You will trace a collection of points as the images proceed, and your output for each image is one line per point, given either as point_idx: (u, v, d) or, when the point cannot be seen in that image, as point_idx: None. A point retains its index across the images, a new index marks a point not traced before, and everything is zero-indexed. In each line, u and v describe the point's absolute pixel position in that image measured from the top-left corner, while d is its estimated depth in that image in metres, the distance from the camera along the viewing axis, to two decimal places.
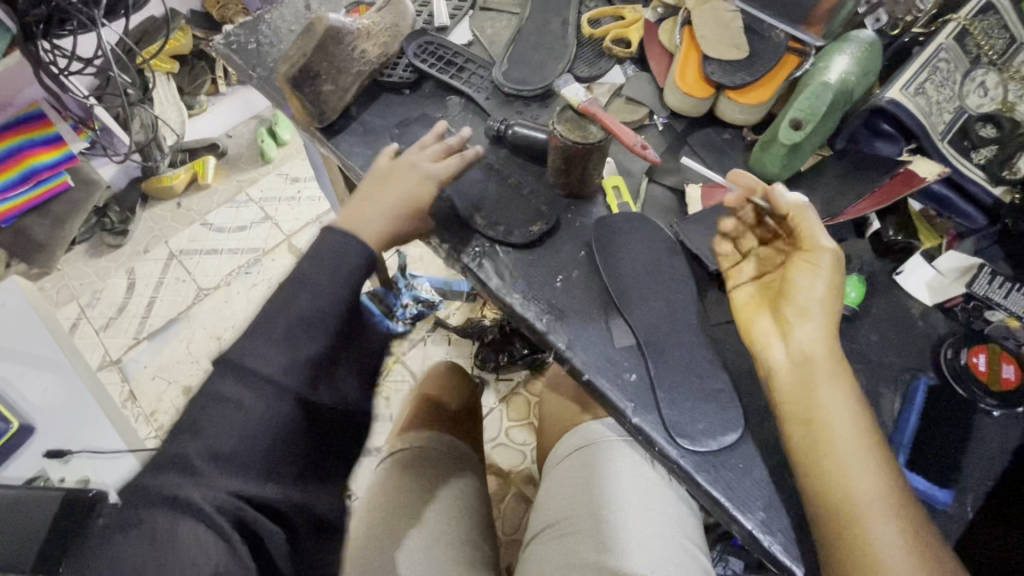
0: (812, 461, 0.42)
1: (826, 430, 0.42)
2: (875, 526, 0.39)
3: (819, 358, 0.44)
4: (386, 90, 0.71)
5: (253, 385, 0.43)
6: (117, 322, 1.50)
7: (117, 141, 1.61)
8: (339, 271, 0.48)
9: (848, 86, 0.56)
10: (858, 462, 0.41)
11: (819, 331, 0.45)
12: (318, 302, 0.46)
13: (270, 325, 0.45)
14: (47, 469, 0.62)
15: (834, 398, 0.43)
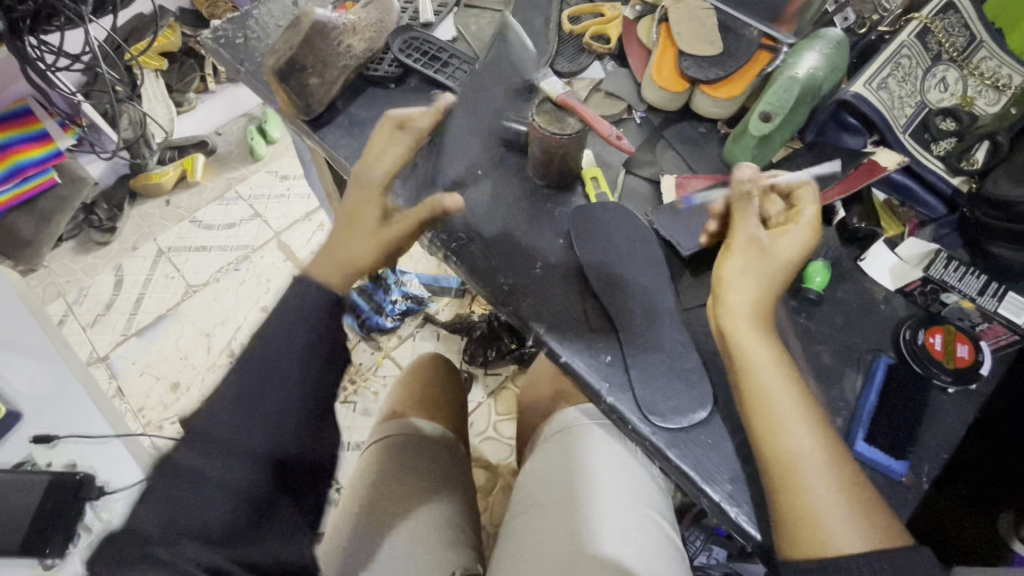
0: (754, 422, 0.45)
1: (762, 391, 0.45)
2: (812, 476, 0.42)
3: (752, 313, 0.47)
4: (372, 84, 0.73)
5: (226, 456, 0.46)
6: (105, 319, 1.50)
7: (104, 138, 1.60)
8: (306, 317, 0.48)
9: (815, 81, 0.58)
10: (787, 414, 0.44)
11: (751, 285, 0.48)
12: (287, 362, 0.47)
13: (239, 389, 0.47)
14: (33, 455, 0.60)
15: (762, 351, 0.46)
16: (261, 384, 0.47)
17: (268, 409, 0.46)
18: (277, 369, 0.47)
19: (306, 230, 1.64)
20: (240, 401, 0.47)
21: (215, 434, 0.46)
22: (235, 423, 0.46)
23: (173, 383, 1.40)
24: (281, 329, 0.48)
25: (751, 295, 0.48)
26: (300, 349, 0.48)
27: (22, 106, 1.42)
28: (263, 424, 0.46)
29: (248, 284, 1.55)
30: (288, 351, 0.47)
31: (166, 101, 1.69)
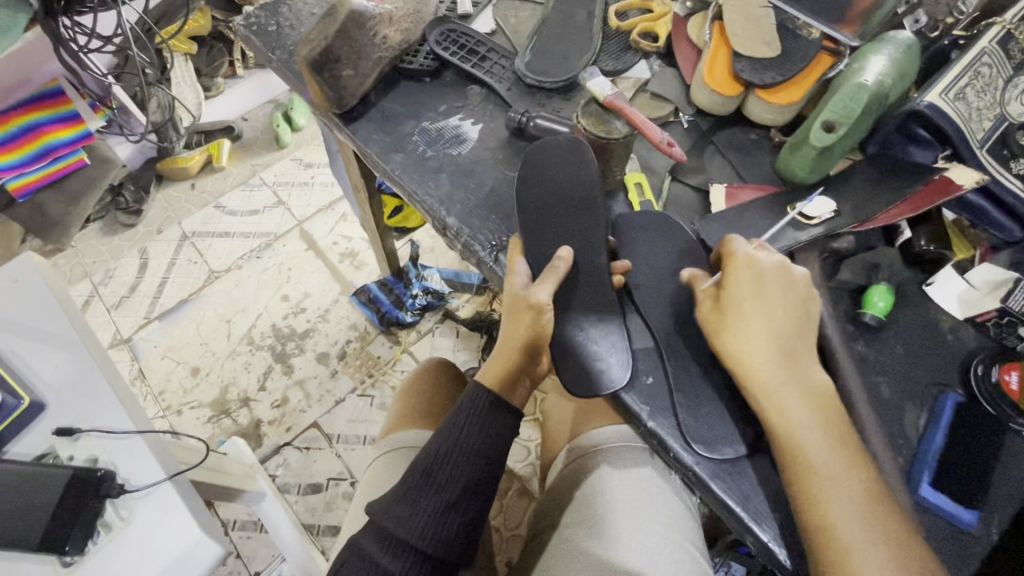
0: (797, 492, 0.41)
1: (804, 454, 0.41)
2: (860, 555, 0.38)
3: (768, 369, 0.43)
4: (406, 77, 0.70)
5: (392, 544, 0.47)
6: (129, 301, 1.51)
7: (133, 121, 1.61)
8: (481, 428, 0.51)
9: (884, 88, 0.54)
10: (834, 484, 0.40)
11: (756, 339, 0.44)
12: (462, 466, 0.50)
13: (421, 485, 0.49)
14: (57, 446, 0.57)
15: (795, 415, 0.42)
16: (442, 475, 0.50)
17: (447, 500, 0.49)
18: (459, 466, 0.50)
19: (329, 220, 1.62)
20: (423, 495, 0.49)
21: (395, 526, 0.48)
22: (398, 513, 0.48)
23: (193, 368, 1.40)
24: (455, 420, 0.52)
25: (760, 350, 0.44)
26: (480, 449, 0.51)
27: (53, 86, 1.43)
28: (444, 515, 0.48)
29: (269, 272, 1.54)
30: (469, 447, 0.50)
31: (194, 84, 1.71)
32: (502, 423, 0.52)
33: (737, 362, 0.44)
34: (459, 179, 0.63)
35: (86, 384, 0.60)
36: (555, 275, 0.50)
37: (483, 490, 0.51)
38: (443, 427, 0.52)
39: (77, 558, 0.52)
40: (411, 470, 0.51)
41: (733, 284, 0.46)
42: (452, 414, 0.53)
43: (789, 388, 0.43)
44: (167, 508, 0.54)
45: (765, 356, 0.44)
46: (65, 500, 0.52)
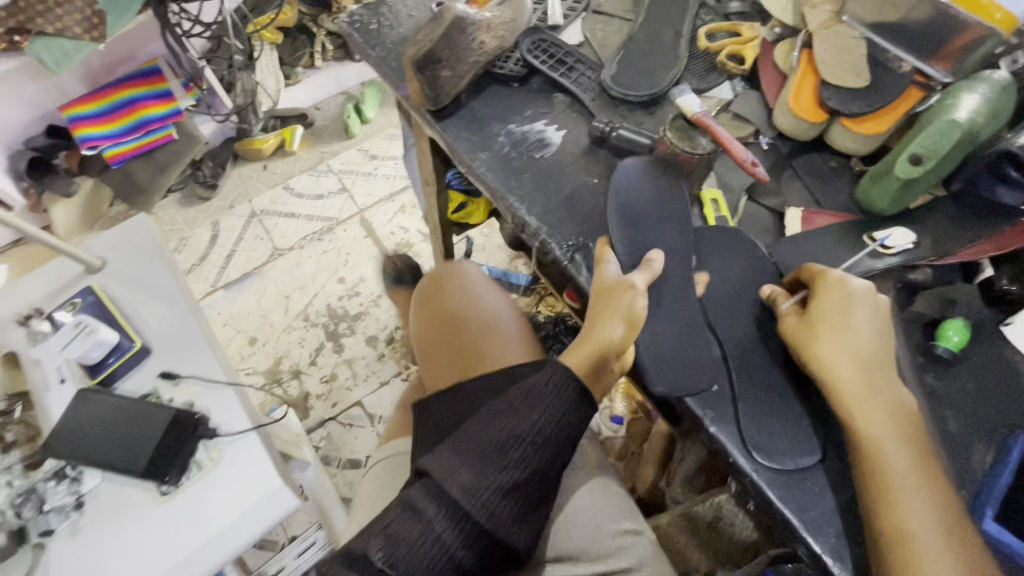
0: (871, 497, 0.43)
1: (881, 460, 0.43)
2: (931, 561, 0.40)
3: (854, 379, 0.46)
4: (496, 81, 0.75)
5: (450, 509, 0.47)
6: (199, 269, 1.62)
7: (218, 102, 1.73)
8: (547, 410, 0.52)
9: (976, 127, 0.54)
10: (909, 492, 0.42)
11: (841, 352, 0.46)
12: (529, 443, 0.50)
13: (486, 455, 0.50)
14: (159, 389, 0.63)
15: (879, 424, 0.44)
16: (515, 454, 0.50)
17: (514, 480, 0.49)
18: (527, 446, 0.50)
19: (388, 211, 1.69)
20: (489, 468, 0.49)
21: (461, 493, 0.47)
22: (463, 478, 0.48)
23: (250, 337, 1.49)
24: (530, 400, 0.52)
25: (845, 362, 0.46)
26: (546, 432, 0.51)
27: (152, 65, 1.58)
28: (508, 494, 0.48)
29: (329, 255, 1.62)
30: (541, 430, 0.51)
31: (276, 73, 1.80)
32: (571, 413, 0.53)
33: (822, 372, 0.46)
34: (540, 181, 0.66)
35: (186, 334, 0.66)
36: (649, 271, 0.54)
37: (544, 478, 0.51)
38: (515, 404, 0.52)
39: (172, 489, 0.57)
40: (479, 439, 0.51)
41: (823, 302, 0.49)
42: (526, 391, 0.53)
43: (870, 398, 0.45)
44: (253, 455, 0.59)
45: (850, 367, 0.46)
46: (166, 438, 0.57)
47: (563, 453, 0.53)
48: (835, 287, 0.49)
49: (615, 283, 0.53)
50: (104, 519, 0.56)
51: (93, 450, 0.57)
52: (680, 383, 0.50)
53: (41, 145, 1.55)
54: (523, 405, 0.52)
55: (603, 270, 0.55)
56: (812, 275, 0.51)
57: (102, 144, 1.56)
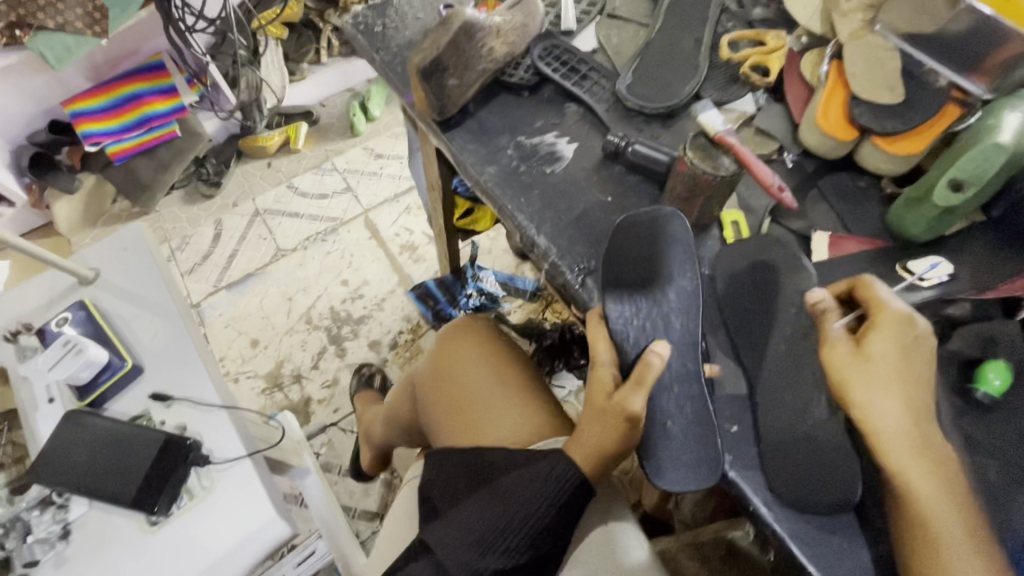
0: (923, 562, 0.40)
1: (933, 523, 0.40)
2: None
3: (904, 434, 0.42)
4: (505, 89, 0.71)
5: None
6: (201, 269, 1.59)
7: (223, 99, 1.71)
8: (550, 494, 0.54)
9: (1021, 150, 0.49)
10: (963, 560, 0.39)
11: (893, 402, 0.42)
12: (531, 525, 0.53)
13: (488, 534, 0.53)
14: (151, 409, 0.61)
15: (931, 487, 0.41)
16: (516, 537, 0.53)
17: (511, 565, 0.53)
18: (527, 529, 0.53)
19: (393, 211, 1.66)
20: (489, 551, 0.53)
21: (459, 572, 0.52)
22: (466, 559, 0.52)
23: (252, 340, 1.47)
24: (533, 487, 0.55)
25: (895, 414, 0.42)
26: (547, 515, 0.54)
27: (156, 60, 1.56)
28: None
29: (332, 256, 1.59)
30: (543, 518, 0.54)
31: (281, 69, 1.76)
32: (573, 503, 0.54)
33: (866, 423, 0.42)
34: (551, 198, 0.63)
35: (179, 352, 0.64)
36: (646, 375, 0.48)
37: (543, 560, 0.54)
38: (519, 488, 0.55)
39: (162, 519, 0.55)
40: (483, 520, 0.54)
41: (878, 342, 0.44)
42: (531, 476, 0.55)
43: (921, 456, 0.41)
44: (247, 483, 0.56)
45: (901, 418, 0.42)
46: (157, 464, 0.55)
47: (564, 537, 0.55)
48: (899, 326, 0.44)
49: (607, 404, 0.51)
50: (93, 549, 0.55)
51: (80, 475, 0.55)
52: (690, 477, 0.47)
53: (43, 141, 1.53)
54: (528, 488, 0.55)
55: (602, 374, 0.52)
56: (868, 295, 0.47)
57: (104, 141, 1.55)
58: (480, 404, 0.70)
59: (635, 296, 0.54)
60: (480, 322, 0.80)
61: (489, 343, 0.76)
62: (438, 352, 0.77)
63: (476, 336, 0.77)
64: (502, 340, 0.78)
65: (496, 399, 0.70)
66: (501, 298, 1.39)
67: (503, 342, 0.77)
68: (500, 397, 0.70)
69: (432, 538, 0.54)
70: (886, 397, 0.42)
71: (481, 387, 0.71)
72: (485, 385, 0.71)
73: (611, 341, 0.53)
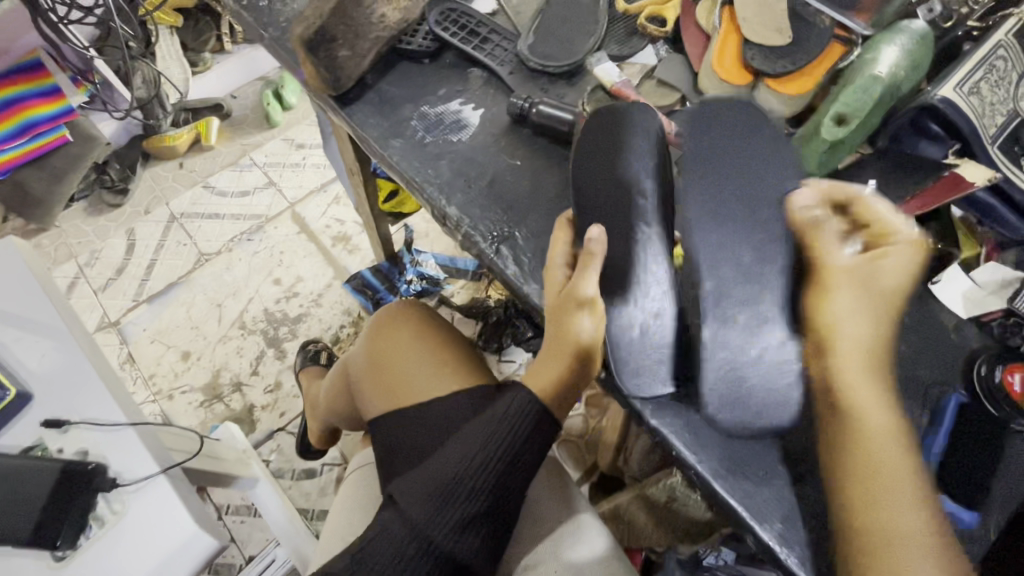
0: (860, 476, 0.42)
1: (864, 420, 0.44)
2: (906, 551, 0.39)
3: (862, 352, 0.46)
4: (404, 58, 0.68)
5: (417, 534, 0.50)
6: (116, 283, 1.47)
7: (117, 96, 1.52)
8: (508, 433, 0.53)
9: (896, 80, 0.53)
10: (899, 476, 0.41)
11: (862, 319, 0.46)
12: (493, 467, 0.52)
13: (451, 482, 0.52)
14: (45, 438, 0.56)
15: (876, 405, 0.44)
16: (480, 482, 0.52)
17: (475, 511, 0.52)
18: (489, 473, 0.52)
19: (321, 202, 1.57)
20: (455, 499, 0.51)
21: (426, 524, 0.50)
22: (431, 508, 0.50)
23: (183, 352, 1.37)
24: (491, 430, 0.53)
25: (863, 333, 0.46)
26: (507, 455, 0.53)
27: (33, 58, 1.33)
28: (470, 524, 0.51)
29: (260, 255, 1.50)
30: (506, 457, 0.53)
31: (181, 60, 1.63)
32: (531, 440, 0.54)
33: (835, 333, 0.46)
34: (461, 167, 0.61)
35: (73, 373, 0.57)
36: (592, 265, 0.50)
37: (507, 502, 0.54)
38: (479, 431, 0.54)
39: (69, 553, 0.52)
40: (445, 469, 0.52)
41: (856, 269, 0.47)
42: (490, 417, 0.54)
43: (866, 381, 0.45)
44: (162, 500, 0.53)
45: (865, 340, 0.46)
46: (54, 494, 0.52)
47: (527, 476, 0.55)
48: (891, 257, 0.48)
49: (563, 300, 0.51)
50: None
51: None
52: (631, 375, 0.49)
53: None
54: (486, 431, 0.53)
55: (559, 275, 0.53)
56: (866, 213, 0.50)
57: None
58: (417, 388, 0.68)
59: (600, 206, 0.52)
60: (414, 305, 0.77)
61: (423, 327, 0.73)
62: (372, 338, 0.74)
63: (408, 318, 0.74)
64: (436, 322, 0.75)
65: (433, 382, 0.68)
66: (442, 281, 1.35)
67: (437, 325, 0.75)
68: (440, 377, 0.68)
69: (397, 490, 0.52)
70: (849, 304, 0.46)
71: (417, 372, 0.69)
72: (422, 369, 0.69)
73: (573, 242, 0.54)
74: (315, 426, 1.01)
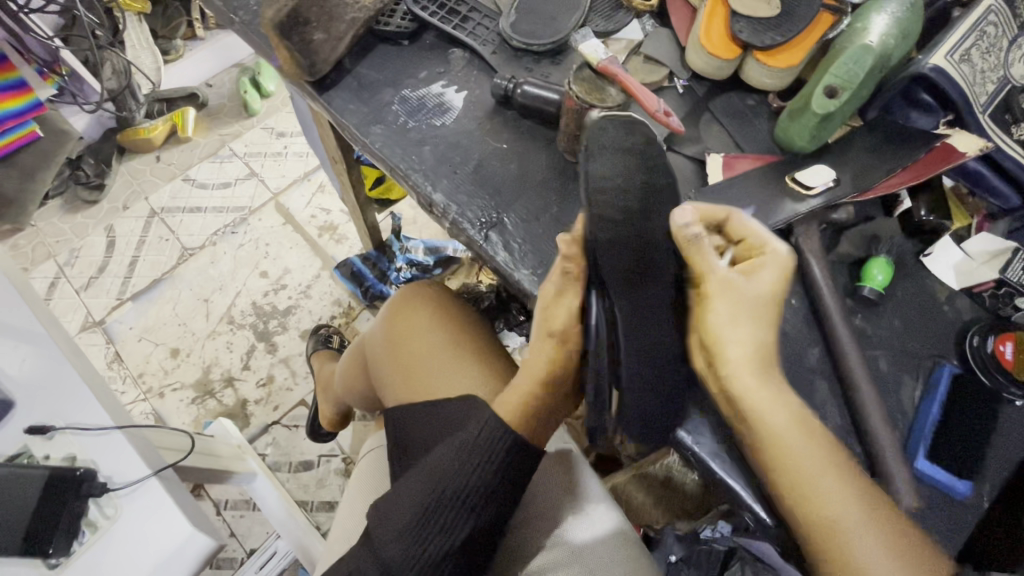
0: (791, 478, 0.42)
1: (771, 426, 0.43)
2: (858, 537, 0.40)
3: (751, 362, 0.44)
4: (382, 40, 0.65)
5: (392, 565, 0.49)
6: (99, 282, 1.43)
7: (87, 89, 1.48)
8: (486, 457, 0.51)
9: (887, 50, 0.52)
10: (825, 475, 0.41)
11: (744, 328, 0.44)
12: (469, 495, 0.51)
13: (426, 513, 0.50)
14: (30, 445, 0.55)
15: (779, 413, 0.43)
16: (457, 510, 0.51)
17: (453, 543, 0.50)
18: (466, 501, 0.51)
19: (305, 192, 1.53)
20: (431, 529, 0.50)
21: (401, 554, 0.49)
22: (408, 538, 0.50)
23: (172, 350, 1.35)
24: (466, 458, 0.51)
25: (748, 343, 0.44)
26: (484, 481, 0.51)
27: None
28: (450, 551, 0.50)
29: (245, 248, 1.47)
30: (480, 486, 0.51)
31: (151, 48, 1.56)
32: (511, 464, 0.52)
33: (720, 350, 0.44)
34: (445, 152, 0.59)
35: (58, 379, 0.56)
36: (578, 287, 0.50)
37: (493, 527, 0.52)
38: (449, 460, 0.51)
39: (63, 560, 0.51)
40: (420, 498, 0.51)
41: (757, 285, 0.45)
42: (462, 446, 0.52)
43: (762, 387, 0.43)
44: (154, 503, 0.52)
45: (752, 348, 0.44)
46: (42, 503, 0.51)
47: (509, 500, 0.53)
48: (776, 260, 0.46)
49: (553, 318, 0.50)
50: None
51: None
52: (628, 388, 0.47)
53: None
54: (461, 459, 0.51)
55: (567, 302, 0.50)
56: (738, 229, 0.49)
57: None
58: (432, 381, 0.66)
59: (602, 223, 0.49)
60: (431, 288, 0.75)
61: (447, 319, 0.71)
62: (388, 322, 0.72)
63: (422, 301, 0.72)
64: (462, 316, 0.73)
65: (451, 375, 0.66)
66: (432, 268, 1.34)
67: (462, 319, 0.72)
68: (452, 360, 0.67)
69: (371, 523, 0.52)
70: (735, 329, 0.44)
71: (437, 365, 0.67)
72: (440, 363, 0.67)
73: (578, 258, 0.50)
74: (328, 408, 1.01)
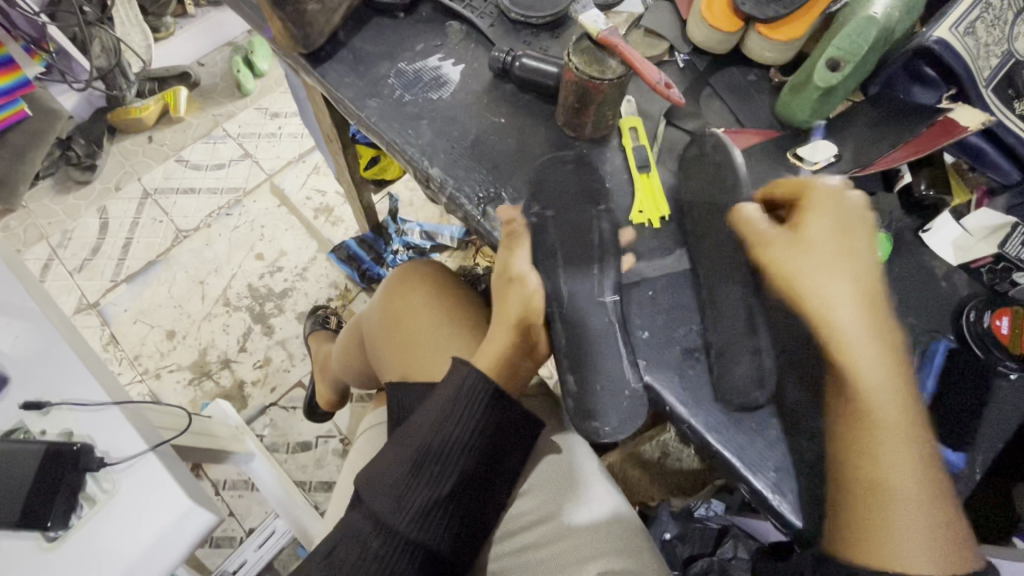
0: (859, 439, 0.42)
1: (860, 383, 0.43)
2: (903, 509, 0.40)
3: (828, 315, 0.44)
4: (377, 12, 0.64)
5: (383, 527, 0.50)
6: (93, 264, 1.42)
7: (76, 67, 1.43)
8: (464, 409, 0.52)
9: (891, 23, 0.51)
10: (898, 443, 0.41)
11: (842, 288, 0.44)
12: (451, 448, 0.52)
13: (410, 471, 0.51)
14: (26, 420, 0.55)
15: (875, 373, 0.43)
16: (437, 465, 0.51)
17: (440, 495, 0.51)
18: (450, 455, 0.51)
19: (300, 173, 1.52)
20: (415, 485, 0.51)
21: (389, 512, 0.50)
22: (394, 498, 0.50)
23: (168, 331, 1.34)
24: (445, 413, 0.52)
25: (839, 295, 0.44)
26: (464, 434, 0.52)
27: None
28: (437, 505, 0.51)
29: (241, 231, 1.45)
30: (464, 440, 0.52)
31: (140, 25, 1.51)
32: (491, 415, 0.53)
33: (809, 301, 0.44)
34: (442, 127, 0.58)
35: (52, 356, 0.55)
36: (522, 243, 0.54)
37: (478, 478, 0.53)
38: (431, 415, 0.52)
39: (61, 533, 0.51)
40: (405, 455, 0.52)
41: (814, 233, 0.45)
42: (442, 401, 0.52)
43: (867, 340, 0.43)
44: (152, 478, 0.52)
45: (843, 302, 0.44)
46: (39, 478, 0.51)
47: (496, 453, 0.54)
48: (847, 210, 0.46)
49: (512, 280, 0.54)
50: None
51: None
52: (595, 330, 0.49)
53: None
54: (439, 412, 0.52)
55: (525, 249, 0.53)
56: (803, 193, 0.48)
57: None
58: (434, 361, 0.65)
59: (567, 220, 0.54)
60: (426, 265, 0.74)
61: (449, 301, 0.70)
62: (385, 302, 0.72)
63: (417, 280, 0.72)
64: (460, 294, 0.72)
65: (446, 351, 0.66)
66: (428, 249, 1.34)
67: (461, 296, 0.72)
68: (448, 337, 0.67)
69: (360, 485, 0.52)
70: (829, 283, 0.44)
71: (435, 341, 0.67)
72: (441, 342, 0.67)
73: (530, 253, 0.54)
74: (325, 387, 1.01)
